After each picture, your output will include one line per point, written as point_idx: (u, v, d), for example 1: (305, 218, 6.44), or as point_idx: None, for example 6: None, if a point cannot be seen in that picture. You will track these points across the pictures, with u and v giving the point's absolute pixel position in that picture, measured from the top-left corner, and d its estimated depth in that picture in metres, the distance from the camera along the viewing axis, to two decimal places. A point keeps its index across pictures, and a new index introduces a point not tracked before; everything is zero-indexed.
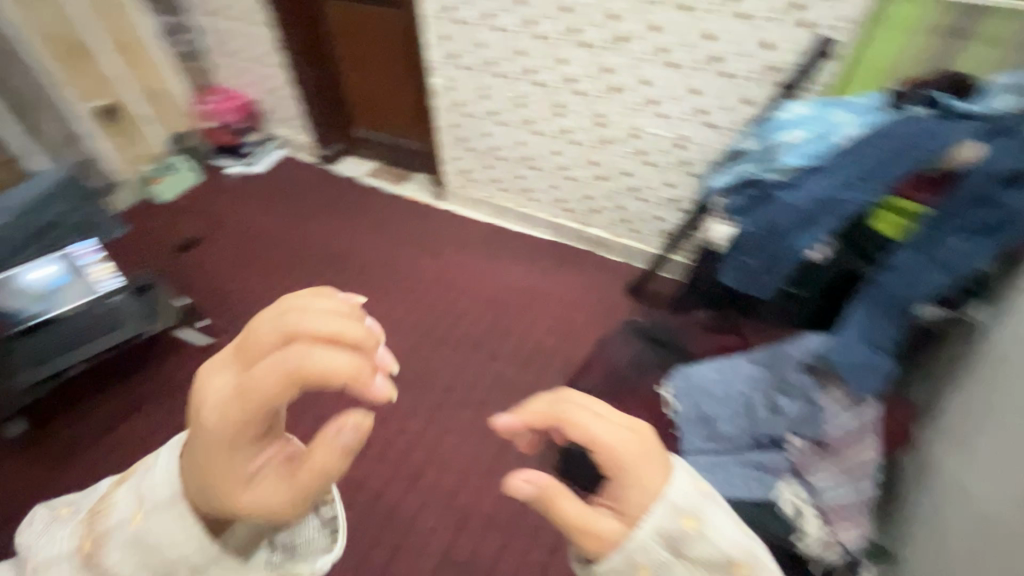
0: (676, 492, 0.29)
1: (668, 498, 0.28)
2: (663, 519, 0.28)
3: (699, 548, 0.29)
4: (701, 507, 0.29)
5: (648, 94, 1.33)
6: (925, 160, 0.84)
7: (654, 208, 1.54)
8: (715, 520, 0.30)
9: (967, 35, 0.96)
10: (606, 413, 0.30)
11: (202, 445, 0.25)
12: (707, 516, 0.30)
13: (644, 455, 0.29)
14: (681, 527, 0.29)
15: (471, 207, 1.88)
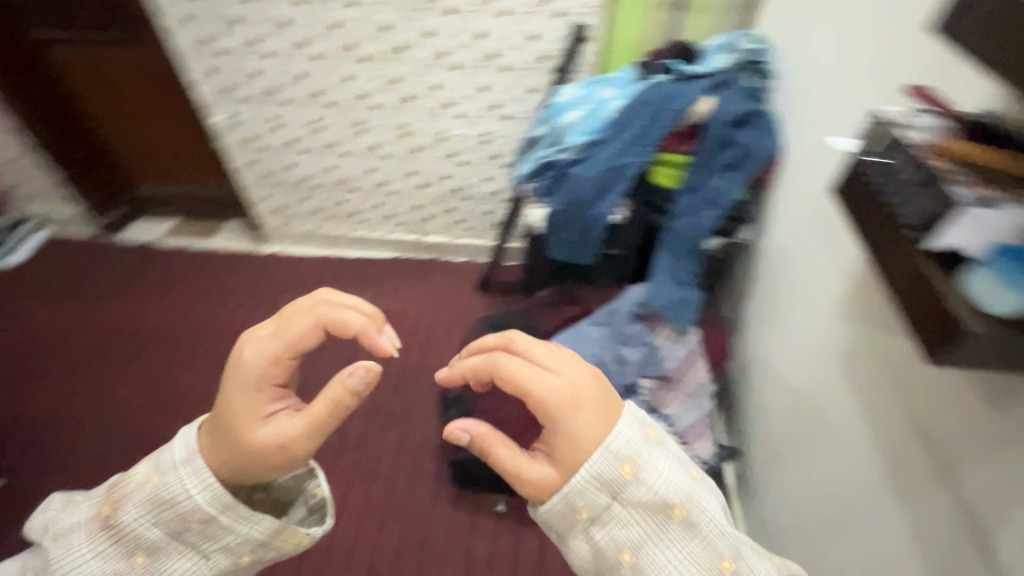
0: (618, 441, 0.42)
1: (607, 446, 0.41)
2: (610, 465, 0.41)
3: (639, 491, 0.42)
4: (638, 455, 0.42)
5: (442, 97, 1.35)
6: (675, 118, 0.98)
7: (481, 203, 1.59)
8: (661, 472, 0.43)
9: (687, 6, 1.15)
10: (538, 367, 0.43)
11: (250, 379, 0.46)
12: (646, 467, 0.42)
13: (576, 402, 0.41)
14: (622, 472, 0.41)
15: (299, 243, 1.75)
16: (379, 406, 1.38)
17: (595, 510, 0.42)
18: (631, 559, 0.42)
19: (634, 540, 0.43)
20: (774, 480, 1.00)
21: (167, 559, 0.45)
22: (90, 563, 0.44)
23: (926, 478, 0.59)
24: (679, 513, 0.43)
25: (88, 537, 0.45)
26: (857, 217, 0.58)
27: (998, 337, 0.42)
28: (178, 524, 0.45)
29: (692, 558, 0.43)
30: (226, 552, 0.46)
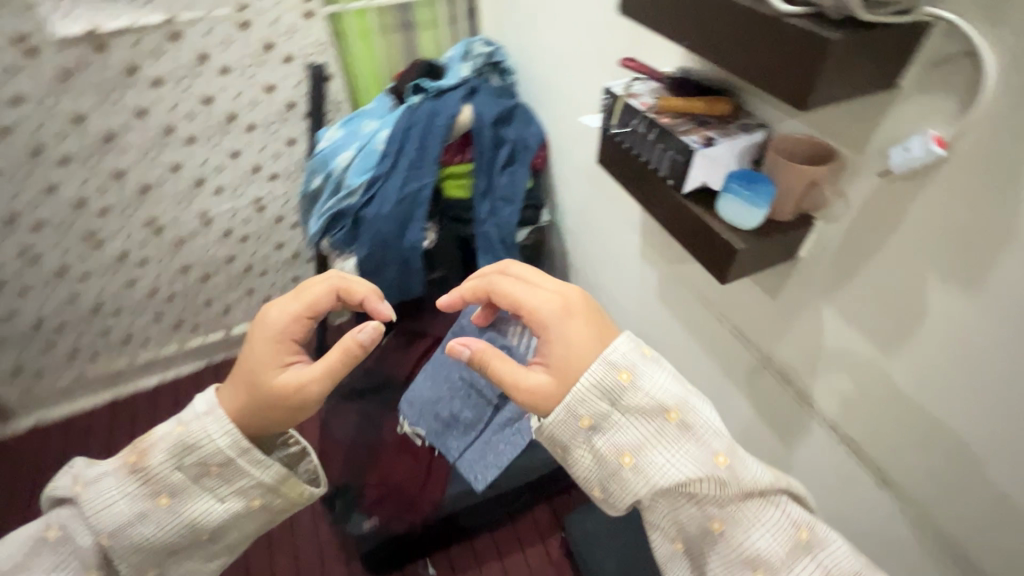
0: (614, 353, 0.46)
1: (605, 358, 0.46)
2: (609, 373, 0.45)
3: (636, 397, 0.45)
4: (635, 366, 0.46)
5: (187, 177, 1.17)
6: (444, 135, 0.99)
7: (282, 272, 1.45)
8: (659, 381, 0.45)
9: (412, 24, 1.19)
10: (534, 277, 0.54)
11: (274, 333, 0.51)
12: (641, 373, 0.45)
13: (567, 304, 0.50)
14: (619, 379, 0.45)
15: (67, 399, 1.39)
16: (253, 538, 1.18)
17: (596, 418, 0.46)
18: (631, 460, 0.45)
19: (634, 442, 0.45)
20: None
21: (189, 505, 0.45)
22: (121, 504, 0.44)
23: (751, 366, 0.71)
24: (673, 415, 0.45)
25: (117, 480, 0.44)
26: (625, 179, 0.65)
27: (753, 247, 0.51)
28: (198, 467, 0.45)
29: (689, 456, 0.45)
30: (242, 498, 0.46)
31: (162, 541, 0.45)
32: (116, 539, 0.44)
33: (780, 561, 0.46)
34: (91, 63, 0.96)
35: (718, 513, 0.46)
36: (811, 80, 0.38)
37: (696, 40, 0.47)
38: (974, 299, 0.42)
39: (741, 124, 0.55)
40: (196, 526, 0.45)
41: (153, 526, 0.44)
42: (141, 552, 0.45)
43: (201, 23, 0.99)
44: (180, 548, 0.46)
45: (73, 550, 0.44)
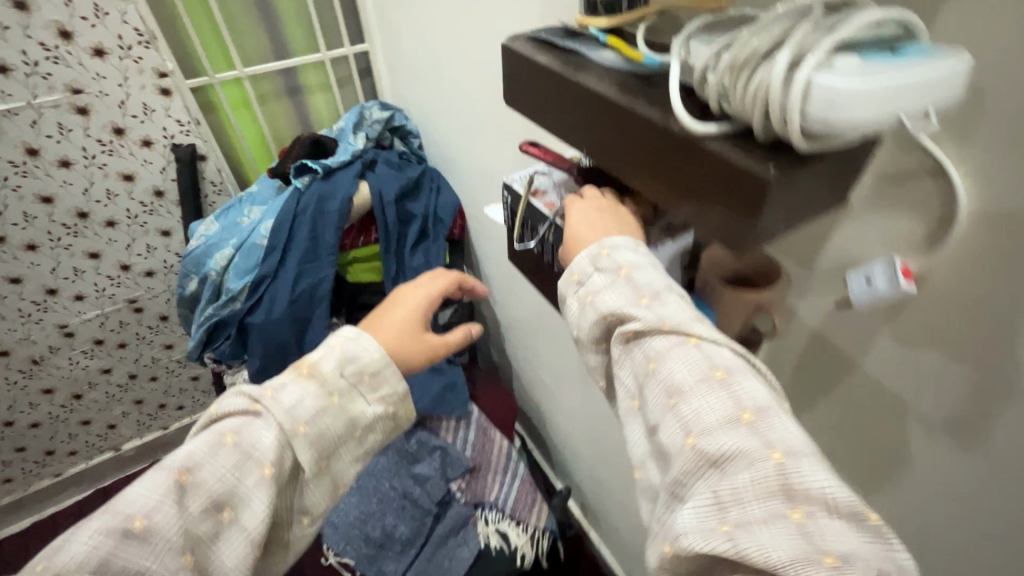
0: (611, 241, 0.40)
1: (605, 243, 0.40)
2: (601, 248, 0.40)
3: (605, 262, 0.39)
4: (616, 245, 0.40)
5: (33, 288, 0.97)
6: (338, 220, 0.86)
7: (176, 375, 1.24)
8: (626, 253, 0.39)
9: (301, 89, 1.06)
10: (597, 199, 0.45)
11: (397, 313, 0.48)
12: (625, 247, 0.40)
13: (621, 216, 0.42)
14: (599, 251, 0.40)
15: None
16: None
17: (580, 277, 0.40)
18: (588, 300, 0.39)
19: (592, 285, 0.39)
20: (606, 499, 0.99)
21: (357, 401, 0.42)
22: (304, 394, 0.40)
23: None
24: (623, 271, 0.38)
25: (301, 383, 0.41)
26: (541, 284, 0.55)
27: None
28: (355, 374, 0.42)
29: (630, 302, 0.37)
30: (387, 405, 0.44)
31: (330, 437, 0.41)
32: (296, 437, 0.39)
33: (697, 391, 0.32)
34: None
35: (643, 352, 0.35)
36: (733, 224, 0.29)
37: (595, 145, 0.37)
38: (971, 455, 0.34)
39: (665, 225, 0.45)
40: (354, 427, 0.42)
41: (331, 420, 0.41)
42: (312, 450, 0.40)
43: (25, 113, 0.82)
44: (338, 451, 0.42)
45: (253, 450, 0.38)
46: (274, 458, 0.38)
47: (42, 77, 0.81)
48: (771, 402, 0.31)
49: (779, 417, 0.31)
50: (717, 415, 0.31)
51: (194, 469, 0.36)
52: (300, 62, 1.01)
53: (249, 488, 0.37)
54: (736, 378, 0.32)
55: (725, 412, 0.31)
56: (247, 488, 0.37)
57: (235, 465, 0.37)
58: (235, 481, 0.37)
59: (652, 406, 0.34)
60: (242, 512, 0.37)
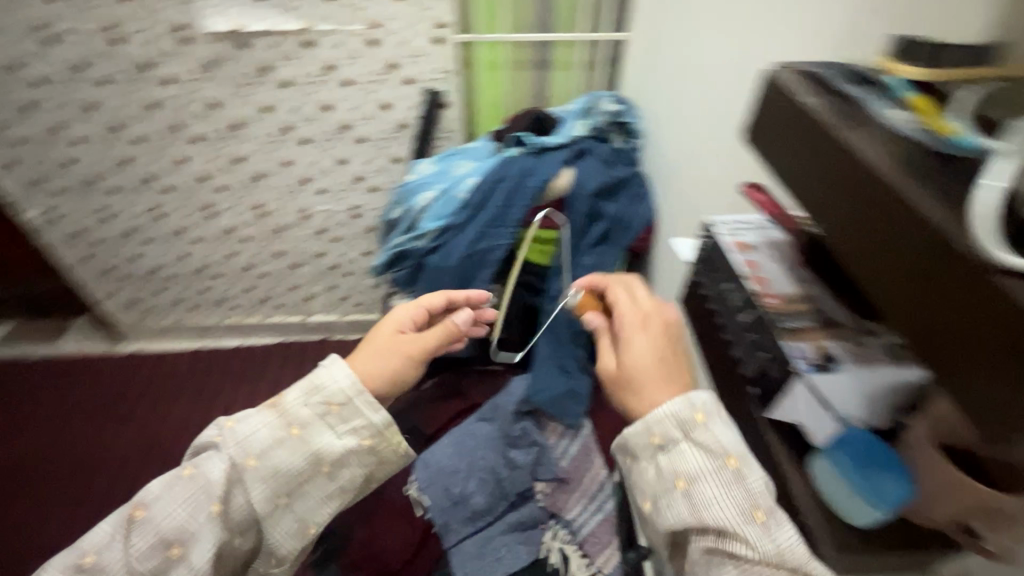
0: (698, 401, 0.40)
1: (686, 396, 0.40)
2: (689, 405, 0.40)
3: (704, 437, 0.39)
4: (711, 413, 0.39)
5: (295, 173, 1.20)
6: (532, 198, 0.87)
7: (363, 278, 1.44)
8: (720, 426, 0.39)
9: (549, 63, 1.08)
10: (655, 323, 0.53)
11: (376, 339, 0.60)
12: (720, 418, 0.39)
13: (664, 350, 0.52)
14: (694, 418, 0.39)
15: (165, 337, 1.54)
16: None
17: (664, 440, 0.40)
18: (682, 485, 0.38)
19: (687, 467, 0.38)
20: None
21: (317, 436, 0.52)
22: (261, 431, 0.51)
23: None
24: (731, 460, 0.38)
25: (256, 420, 0.52)
26: (703, 341, 0.49)
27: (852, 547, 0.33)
28: (322, 405, 0.52)
29: (734, 489, 0.37)
30: (357, 437, 0.53)
31: (284, 472, 0.51)
32: (246, 468, 0.50)
33: None
34: (231, 57, 1.01)
35: (737, 556, 0.36)
36: (1013, 377, 0.20)
37: (833, 224, 0.30)
38: None
39: (887, 344, 0.36)
40: (320, 459, 0.52)
41: (285, 455, 0.51)
42: (264, 484, 0.50)
43: (335, 35, 1.00)
44: (303, 484, 0.52)
45: (205, 488, 0.49)
46: (219, 494, 0.49)
47: (356, 9, 0.97)
48: None
49: None
50: None
51: (151, 505, 0.49)
52: (559, 36, 1.03)
53: (196, 523, 0.48)
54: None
55: None
56: (190, 519, 0.48)
57: (188, 503, 0.48)
58: (184, 520, 0.48)
59: None
60: (188, 549, 0.48)
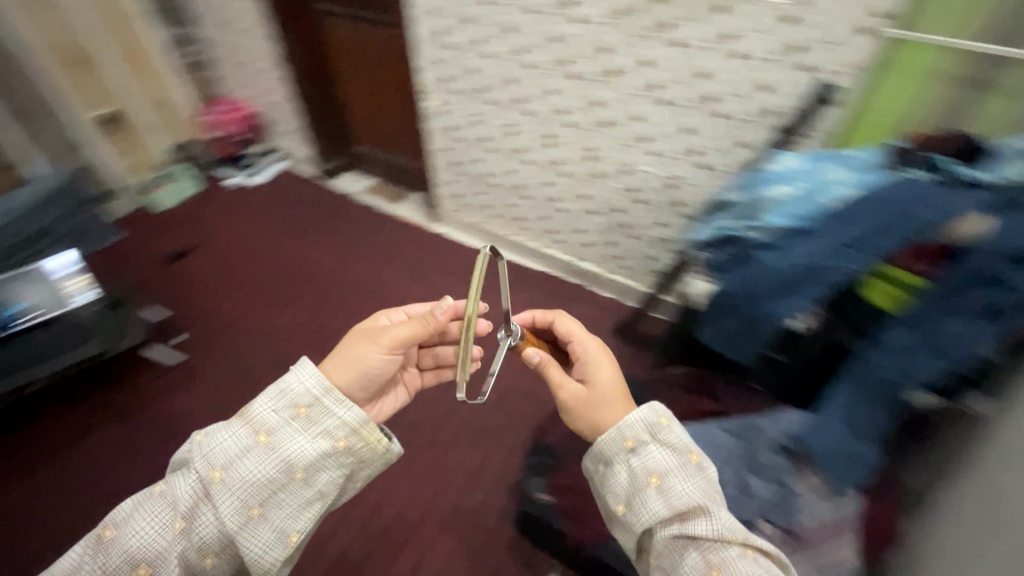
0: (655, 405, 0.65)
1: (651, 403, 0.65)
2: (653, 415, 0.64)
3: (670, 437, 0.62)
4: (667, 416, 0.64)
5: (641, 129, 1.26)
6: (917, 231, 0.74)
7: (644, 246, 1.47)
8: (678, 429, 0.62)
9: (990, 86, 0.85)
10: (600, 357, 0.77)
11: (351, 335, 0.76)
12: (676, 424, 0.63)
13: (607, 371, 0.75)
14: (660, 420, 0.63)
15: (466, 231, 1.84)
16: (477, 415, 1.38)
17: (634, 441, 0.63)
18: (657, 478, 0.59)
19: (660, 468, 0.60)
20: None
21: (285, 440, 0.60)
22: (228, 443, 0.59)
23: None
24: (693, 456, 0.61)
25: (220, 434, 0.60)
26: None
27: None
28: (288, 410, 0.61)
29: (691, 473, 0.60)
30: (324, 440, 0.61)
31: (253, 480, 0.58)
32: (213, 482, 0.57)
33: (726, 547, 0.56)
34: (645, 8, 1.08)
35: (690, 521, 0.57)
36: None
37: None
38: None
39: None
40: (291, 467, 0.59)
41: (252, 461, 0.58)
42: (231, 494, 0.57)
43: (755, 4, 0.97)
44: (277, 493, 0.59)
45: (172, 504, 0.58)
46: (183, 511, 0.57)
47: None
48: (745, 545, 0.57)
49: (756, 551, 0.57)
50: (734, 559, 0.56)
51: (122, 526, 0.58)
52: None
53: (164, 539, 0.57)
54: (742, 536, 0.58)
55: (738, 552, 0.57)
56: (157, 536, 0.57)
57: (158, 520, 0.58)
58: (153, 538, 0.57)
59: (696, 560, 0.56)
60: (155, 565, 0.56)
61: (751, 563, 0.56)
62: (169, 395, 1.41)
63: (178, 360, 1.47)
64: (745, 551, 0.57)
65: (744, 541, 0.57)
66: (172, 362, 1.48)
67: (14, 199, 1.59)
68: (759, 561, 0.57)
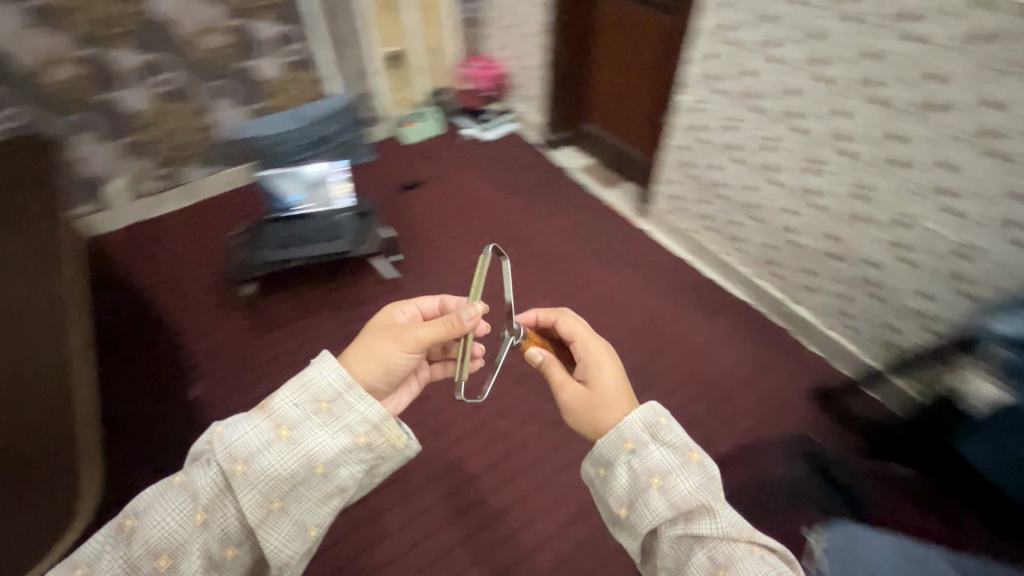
0: (654, 403, 0.65)
1: (649, 402, 0.65)
2: (651, 415, 0.63)
3: (670, 436, 0.61)
4: (666, 413, 0.63)
5: (945, 180, 1.05)
6: None
7: (886, 312, 1.26)
8: (677, 428, 0.62)
9: None
10: (607, 357, 0.76)
11: (367, 333, 0.72)
12: (677, 426, 0.62)
13: (615, 370, 0.75)
14: (658, 417, 0.63)
15: (670, 236, 1.76)
16: None
17: (635, 441, 0.62)
18: (657, 480, 0.58)
19: (662, 468, 0.59)
20: None
21: (308, 436, 0.56)
22: (249, 437, 0.55)
23: None
24: (693, 453, 0.60)
25: (241, 424, 0.56)
26: None
27: None
28: (312, 404, 0.58)
29: (692, 471, 0.58)
30: (348, 435, 0.58)
31: (276, 475, 0.55)
32: (235, 473, 0.54)
33: (730, 546, 0.55)
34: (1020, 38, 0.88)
35: (695, 517, 0.57)
36: None
37: None
38: None
39: None
40: (312, 462, 0.56)
41: (274, 456, 0.55)
42: (253, 489, 0.54)
43: None
44: (298, 486, 0.56)
45: (193, 495, 0.54)
46: (202, 501, 0.54)
47: None
48: (746, 536, 0.56)
49: (759, 545, 0.57)
50: (741, 560, 0.54)
51: (145, 513, 0.54)
52: None
53: (183, 530, 0.53)
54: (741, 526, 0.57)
55: (742, 544, 0.56)
56: (174, 527, 0.53)
57: (180, 509, 0.53)
58: (172, 528, 0.53)
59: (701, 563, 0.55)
60: (174, 555, 0.52)
61: (759, 561, 0.55)
62: (376, 304, 1.57)
63: (392, 276, 1.63)
64: (749, 542, 0.56)
65: (746, 538, 0.56)
66: (387, 277, 1.63)
67: (316, 106, 1.92)
68: (766, 559, 0.55)
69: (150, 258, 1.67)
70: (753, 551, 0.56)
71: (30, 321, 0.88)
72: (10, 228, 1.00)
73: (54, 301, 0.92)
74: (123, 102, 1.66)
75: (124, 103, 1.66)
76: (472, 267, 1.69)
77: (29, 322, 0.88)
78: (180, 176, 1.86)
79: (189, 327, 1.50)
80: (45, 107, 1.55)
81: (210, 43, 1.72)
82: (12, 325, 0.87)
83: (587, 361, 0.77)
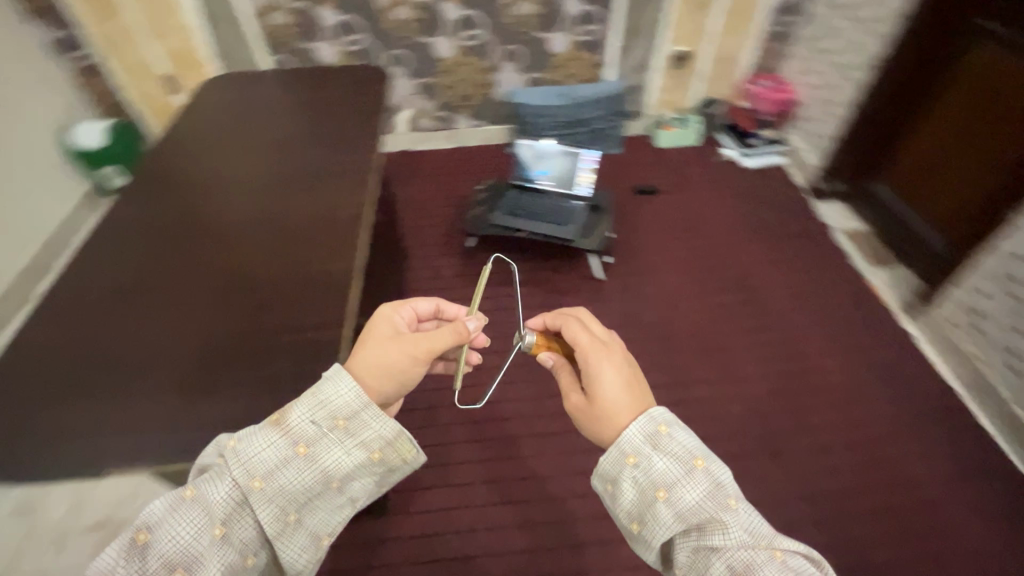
0: (653, 410, 0.60)
1: (647, 413, 0.59)
2: (651, 424, 0.59)
3: (671, 445, 0.57)
4: (665, 420, 0.59)
5: None
6: None
7: None
8: (679, 436, 0.58)
9: None
10: (609, 364, 0.66)
11: (369, 341, 0.67)
12: (678, 432, 0.58)
13: (620, 377, 0.65)
14: (658, 428, 0.58)
15: (942, 351, 1.40)
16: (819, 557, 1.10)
17: (637, 453, 0.57)
18: (661, 494, 0.54)
19: (665, 480, 0.55)
20: None
21: (326, 452, 0.55)
22: (267, 453, 0.54)
23: None
24: (696, 461, 0.55)
25: (260, 437, 0.55)
26: None
27: None
28: (328, 421, 0.56)
29: (698, 482, 0.54)
30: (365, 450, 0.57)
31: (295, 489, 0.54)
32: (252, 490, 0.52)
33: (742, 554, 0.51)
34: None
35: (708, 531, 0.52)
36: None
37: None
38: None
39: None
40: (329, 477, 0.56)
41: (293, 472, 0.54)
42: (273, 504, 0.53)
43: None
44: (313, 499, 0.56)
45: (205, 510, 0.51)
46: (220, 516, 0.51)
47: None
48: (765, 541, 0.52)
49: (776, 543, 0.52)
50: (755, 559, 0.50)
51: (156, 529, 0.50)
52: None
53: (198, 545, 0.50)
54: (751, 524, 0.53)
55: (759, 550, 0.51)
56: (188, 543, 0.50)
57: (193, 524, 0.50)
58: (185, 543, 0.50)
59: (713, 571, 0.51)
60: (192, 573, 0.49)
61: (780, 568, 0.50)
62: (575, 298, 1.55)
63: (599, 277, 1.60)
64: (766, 547, 0.51)
65: (764, 541, 0.52)
66: (595, 276, 1.61)
67: (588, 88, 1.94)
68: (789, 565, 0.50)
69: (406, 187, 1.91)
70: (770, 555, 0.51)
71: (303, 218, 0.97)
72: (327, 136, 1.16)
73: (330, 201, 1.01)
74: (433, 48, 1.86)
75: (434, 48, 1.86)
76: (682, 297, 1.56)
77: (302, 219, 0.97)
78: (450, 121, 2.07)
79: (416, 253, 1.68)
80: (378, 38, 1.81)
81: (520, 10, 1.79)
82: (295, 216, 0.98)
83: (588, 369, 0.67)
